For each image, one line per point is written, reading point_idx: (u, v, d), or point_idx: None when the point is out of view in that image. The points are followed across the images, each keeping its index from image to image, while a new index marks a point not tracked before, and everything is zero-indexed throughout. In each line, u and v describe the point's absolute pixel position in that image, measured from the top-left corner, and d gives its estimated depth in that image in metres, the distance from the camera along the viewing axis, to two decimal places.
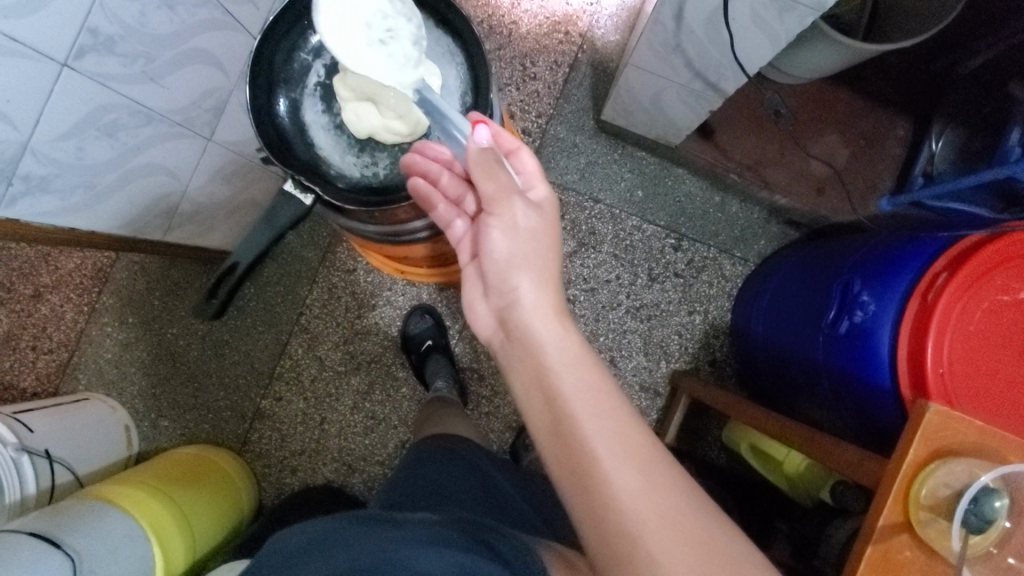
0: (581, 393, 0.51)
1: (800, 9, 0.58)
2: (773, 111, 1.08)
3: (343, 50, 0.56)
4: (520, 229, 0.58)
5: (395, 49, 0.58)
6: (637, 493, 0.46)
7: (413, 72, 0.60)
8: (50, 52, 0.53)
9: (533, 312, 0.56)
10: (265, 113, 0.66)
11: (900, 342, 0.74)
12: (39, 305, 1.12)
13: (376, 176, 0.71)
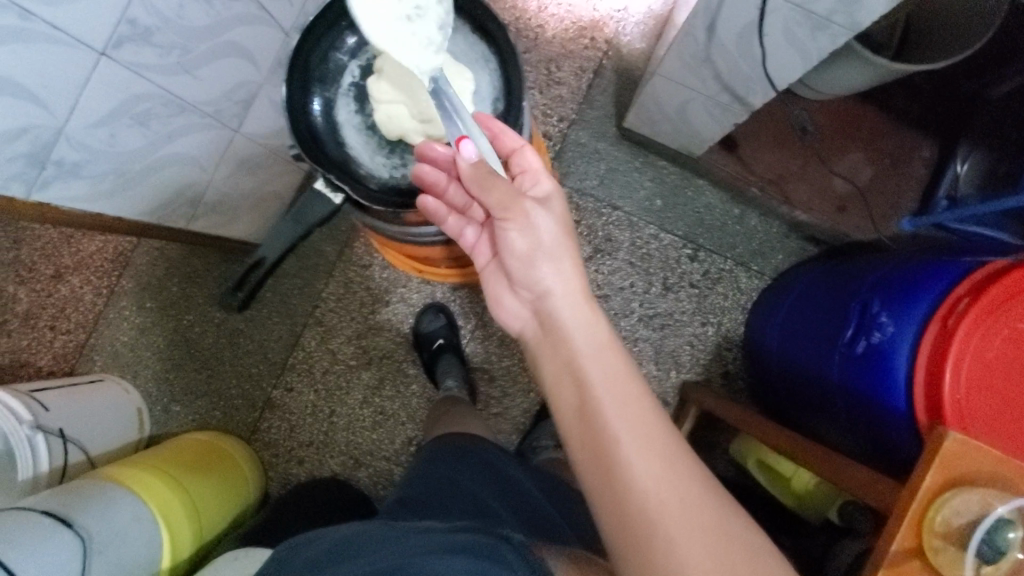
0: (608, 382, 0.51)
1: (834, 28, 0.58)
2: (799, 127, 1.08)
3: (372, 21, 0.58)
4: (540, 229, 0.57)
5: (421, 29, 0.60)
6: (657, 487, 0.46)
7: (433, 58, 0.61)
8: (90, 41, 0.54)
9: (561, 302, 0.56)
10: (299, 112, 0.67)
11: (918, 366, 0.73)
12: (60, 286, 1.14)
13: (405, 178, 0.71)
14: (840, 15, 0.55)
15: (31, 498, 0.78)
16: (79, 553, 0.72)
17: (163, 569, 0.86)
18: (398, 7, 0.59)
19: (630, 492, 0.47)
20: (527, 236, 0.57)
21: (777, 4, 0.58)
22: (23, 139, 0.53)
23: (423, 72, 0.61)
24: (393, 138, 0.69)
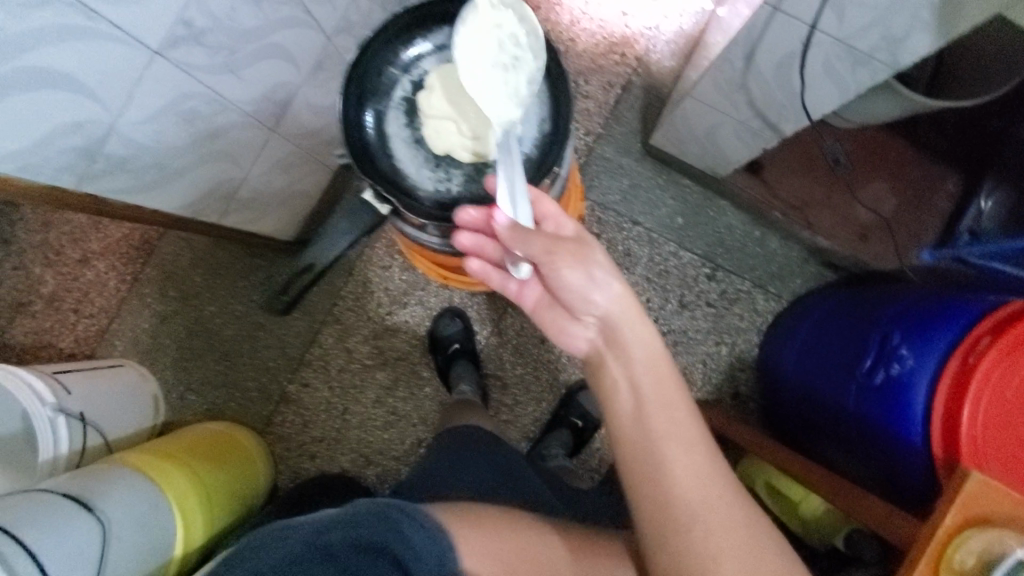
0: (655, 393, 0.58)
1: (875, 64, 0.58)
2: (831, 158, 1.08)
3: (468, 55, 0.61)
4: (586, 262, 0.57)
5: (511, 79, 0.62)
6: (698, 489, 0.54)
7: (514, 109, 0.63)
8: (149, 41, 0.55)
9: (617, 320, 0.59)
10: (353, 125, 0.68)
11: (937, 401, 0.74)
12: (86, 270, 1.16)
13: (449, 192, 0.72)
14: (882, 53, 0.56)
15: (52, 481, 0.79)
16: (99, 539, 0.73)
17: (176, 558, 0.86)
18: (496, 53, 0.62)
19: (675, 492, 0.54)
20: (577, 276, 0.57)
21: (820, 38, 0.59)
22: (78, 134, 0.54)
23: (500, 117, 0.63)
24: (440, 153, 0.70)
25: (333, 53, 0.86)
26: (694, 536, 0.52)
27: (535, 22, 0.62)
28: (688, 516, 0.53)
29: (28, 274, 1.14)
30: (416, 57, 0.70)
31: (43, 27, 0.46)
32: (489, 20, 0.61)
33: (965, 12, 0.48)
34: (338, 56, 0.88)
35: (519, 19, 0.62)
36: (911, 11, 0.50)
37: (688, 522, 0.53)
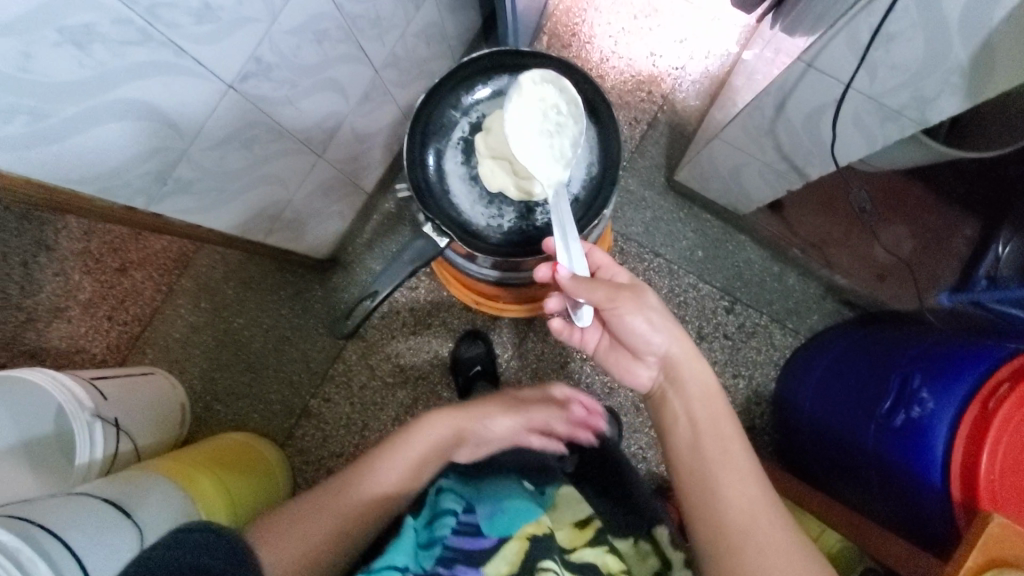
0: (708, 420, 0.67)
1: (903, 120, 0.61)
2: (858, 207, 1.11)
3: (516, 124, 0.67)
4: (646, 308, 0.67)
5: (556, 143, 0.68)
6: (750, 507, 0.60)
7: (561, 171, 0.69)
8: (225, 75, 0.60)
9: (677, 359, 0.69)
10: (416, 163, 0.74)
11: (957, 444, 0.75)
12: (122, 279, 1.20)
13: (500, 228, 0.76)
14: (911, 110, 0.59)
15: (90, 484, 0.81)
16: (133, 544, 0.75)
17: None
18: (542, 121, 0.68)
19: (729, 511, 0.61)
20: (634, 320, 0.67)
21: (852, 94, 0.62)
22: (155, 159, 0.58)
23: (550, 179, 0.69)
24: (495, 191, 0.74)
25: (379, 86, 0.91)
26: (748, 550, 0.58)
27: (574, 91, 0.68)
28: (743, 532, 0.59)
29: (67, 280, 1.18)
30: (475, 100, 0.75)
31: (139, 64, 0.50)
32: (533, 93, 0.68)
33: (992, 79, 0.51)
34: (383, 88, 0.93)
35: (559, 90, 0.68)
36: (941, 76, 0.53)
37: (743, 538, 0.59)
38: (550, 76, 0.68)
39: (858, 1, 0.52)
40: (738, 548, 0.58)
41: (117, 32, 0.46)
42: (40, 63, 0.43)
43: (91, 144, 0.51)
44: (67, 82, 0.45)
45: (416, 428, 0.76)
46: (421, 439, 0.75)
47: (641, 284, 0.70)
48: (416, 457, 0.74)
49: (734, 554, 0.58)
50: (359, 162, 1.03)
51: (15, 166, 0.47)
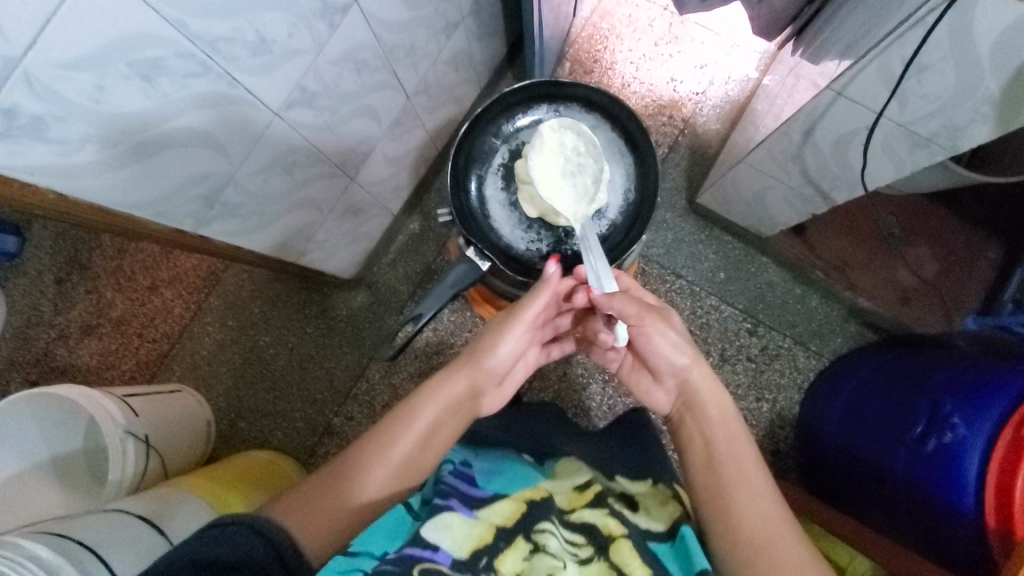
0: (727, 442, 0.65)
1: (934, 147, 0.62)
2: (886, 233, 1.11)
3: (544, 169, 0.71)
4: (670, 333, 0.68)
5: (579, 182, 0.72)
6: (768, 530, 0.59)
7: (586, 208, 0.72)
8: (272, 103, 0.62)
9: (696, 382, 0.69)
10: (457, 189, 0.76)
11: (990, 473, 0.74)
12: (153, 297, 1.22)
13: (540, 252, 0.77)
14: (942, 138, 0.60)
15: (123, 500, 0.81)
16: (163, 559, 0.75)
17: None
18: (563, 164, 0.72)
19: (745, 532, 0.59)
20: (656, 340, 0.67)
21: (883, 122, 0.63)
22: (205, 184, 0.61)
23: (576, 217, 0.72)
24: (533, 216, 0.75)
25: (410, 111, 0.94)
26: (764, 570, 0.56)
27: (592, 135, 0.72)
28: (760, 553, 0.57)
29: (100, 298, 1.21)
30: (516, 129, 0.77)
31: (197, 94, 0.52)
32: (554, 139, 0.71)
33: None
34: (413, 113, 0.95)
35: (577, 134, 0.72)
36: (973, 105, 0.54)
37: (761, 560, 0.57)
38: (568, 122, 0.72)
39: (889, 33, 0.53)
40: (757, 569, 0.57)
41: (180, 65, 0.49)
42: (110, 94, 0.45)
43: (147, 168, 0.53)
44: (134, 112, 0.48)
45: (436, 382, 0.67)
46: (442, 395, 0.66)
47: (667, 308, 0.71)
48: (438, 414, 0.65)
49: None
50: (388, 184, 1.05)
51: (78, 189, 0.49)
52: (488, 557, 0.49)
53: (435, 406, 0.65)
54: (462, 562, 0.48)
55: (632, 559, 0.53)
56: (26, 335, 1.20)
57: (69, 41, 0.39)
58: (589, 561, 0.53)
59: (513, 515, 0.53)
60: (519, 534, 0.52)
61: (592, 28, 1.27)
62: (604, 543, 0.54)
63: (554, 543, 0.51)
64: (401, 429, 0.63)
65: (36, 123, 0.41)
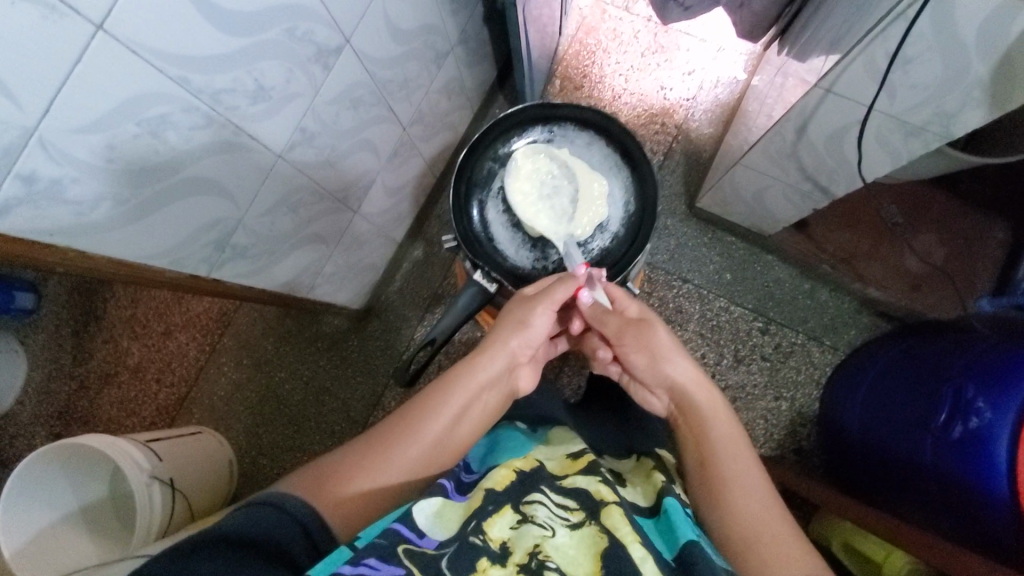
0: (724, 443, 0.64)
1: (927, 135, 0.63)
2: (889, 222, 1.11)
3: (519, 195, 0.75)
4: (654, 342, 0.68)
5: (556, 202, 0.75)
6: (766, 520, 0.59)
7: (567, 225, 0.75)
8: (275, 146, 0.64)
9: (689, 383, 0.67)
10: (461, 216, 0.77)
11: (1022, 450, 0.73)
12: (167, 341, 1.24)
13: (546, 269, 0.78)
14: (935, 125, 0.61)
15: (152, 546, 0.80)
16: None
17: None
18: (539, 187, 0.75)
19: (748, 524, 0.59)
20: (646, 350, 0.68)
21: (873, 114, 0.64)
22: (215, 229, 0.62)
23: (558, 234, 0.75)
24: (536, 235, 0.76)
25: (407, 141, 0.96)
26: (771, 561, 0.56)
27: (562, 155, 0.75)
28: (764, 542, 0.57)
29: (116, 347, 1.23)
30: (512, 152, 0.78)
31: (203, 144, 0.54)
32: (528, 165, 0.75)
33: (1012, 92, 0.52)
34: (410, 142, 0.97)
35: (551, 156, 0.75)
36: (962, 91, 0.55)
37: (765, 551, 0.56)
38: (539, 147, 0.75)
39: (872, 28, 0.54)
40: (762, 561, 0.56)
41: (185, 119, 0.51)
42: (121, 153, 0.46)
43: (157, 214, 0.54)
44: (144, 166, 0.49)
45: (468, 363, 0.67)
46: (474, 377, 0.66)
47: (653, 317, 0.70)
48: (468, 396, 0.65)
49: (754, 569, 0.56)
50: (390, 214, 1.07)
51: (94, 245, 0.50)
52: (474, 521, 0.50)
53: (466, 388, 0.65)
54: (450, 537, 0.49)
55: (622, 523, 0.52)
56: (47, 389, 1.22)
57: (80, 105, 0.41)
58: (580, 524, 0.52)
59: (503, 484, 0.55)
60: (506, 504, 0.53)
61: (578, 44, 1.30)
62: (596, 507, 0.54)
63: (542, 513, 0.52)
64: (431, 408, 0.63)
65: (54, 187, 0.43)
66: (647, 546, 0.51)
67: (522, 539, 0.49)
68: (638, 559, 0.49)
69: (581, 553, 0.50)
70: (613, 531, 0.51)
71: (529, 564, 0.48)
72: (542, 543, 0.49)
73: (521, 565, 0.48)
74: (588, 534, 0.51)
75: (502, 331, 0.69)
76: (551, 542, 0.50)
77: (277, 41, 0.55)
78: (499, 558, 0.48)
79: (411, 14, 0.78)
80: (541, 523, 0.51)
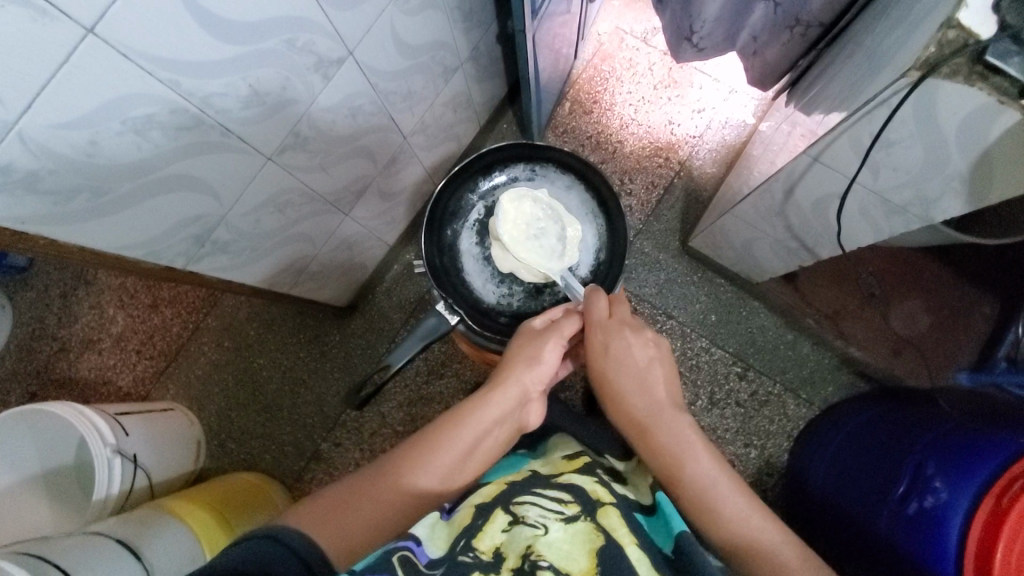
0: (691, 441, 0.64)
1: (909, 215, 0.63)
2: (869, 291, 1.01)
3: (509, 240, 0.75)
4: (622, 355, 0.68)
5: (544, 243, 0.76)
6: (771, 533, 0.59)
7: (559, 262, 0.76)
8: (266, 149, 0.65)
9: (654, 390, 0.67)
10: (434, 243, 0.78)
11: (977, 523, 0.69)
12: (152, 315, 1.25)
13: (510, 306, 0.79)
14: (916, 208, 0.61)
15: (105, 523, 0.79)
16: None
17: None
18: (525, 232, 0.75)
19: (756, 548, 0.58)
20: (622, 357, 0.67)
21: (856, 188, 0.64)
22: (195, 224, 0.63)
23: (554, 272, 0.76)
24: (504, 271, 0.78)
25: (407, 150, 0.97)
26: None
27: (543, 195, 0.76)
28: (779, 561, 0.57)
29: (101, 314, 1.25)
30: (493, 186, 0.80)
31: (189, 144, 0.55)
32: (514, 210, 0.75)
33: (990, 188, 0.53)
34: (411, 151, 0.98)
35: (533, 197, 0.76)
36: (942, 181, 0.55)
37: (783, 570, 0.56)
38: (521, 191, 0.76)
39: (857, 109, 0.55)
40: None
41: (172, 119, 0.51)
42: (102, 148, 0.48)
43: (130, 198, 0.54)
44: (123, 161, 0.50)
45: (480, 398, 0.64)
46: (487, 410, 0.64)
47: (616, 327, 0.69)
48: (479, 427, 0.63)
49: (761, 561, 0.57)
50: (384, 218, 1.08)
51: (59, 228, 0.51)
52: (465, 539, 0.51)
53: (477, 423, 0.63)
54: (443, 554, 0.50)
55: (619, 524, 0.52)
56: (29, 348, 1.23)
57: (63, 103, 0.42)
58: (575, 518, 0.52)
59: (495, 493, 0.58)
60: (499, 509, 0.54)
61: (592, 70, 1.30)
62: (591, 506, 0.54)
63: (534, 512, 0.52)
64: (440, 442, 0.61)
65: (30, 178, 0.44)
66: (645, 545, 0.51)
67: (515, 543, 0.49)
68: (636, 559, 0.48)
69: (577, 549, 0.48)
70: (611, 531, 0.51)
71: (522, 565, 0.46)
72: (534, 543, 0.48)
73: (515, 569, 0.46)
74: (582, 532, 0.50)
75: (515, 366, 0.66)
76: (544, 540, 0.48)
77: (275, 51, 0.56)
78: (493, 567, 0.47)
79: (422, 31, 0.78)
80: (534, 523, 0.50)
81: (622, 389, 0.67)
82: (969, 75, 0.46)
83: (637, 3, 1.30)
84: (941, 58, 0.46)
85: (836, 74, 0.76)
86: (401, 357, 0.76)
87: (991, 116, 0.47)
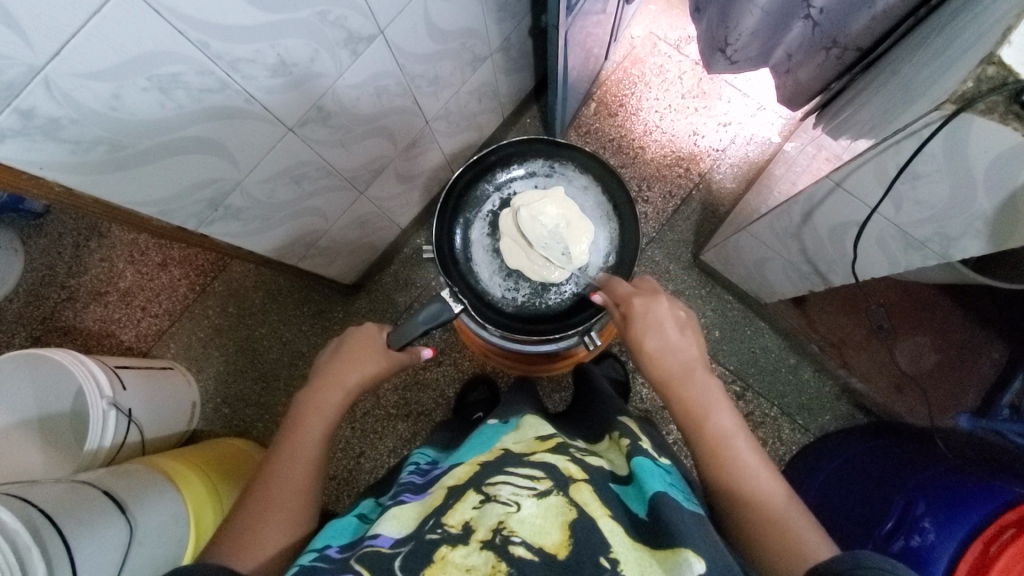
0: (711, 399, 0.60)
1: (927, 250, 0.62)
2: (877, 324, 1.02)
3: (516, 245, 0.78)
4: (649, 313, 0.66)
5: (552, 247, 0.77)
6: (781, 502, 0.52)
7: (569, 261, 0.78)
8: (286, 120, 0.65)
9: (678, 343, 0.64)
10: (446, 231, 0.78)
11: (964, 563, 0.69)
12: (161, 274, 1.26)
13: (513, 301, 0.79)
14: (934, 244, 0.60)
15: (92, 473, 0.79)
16: (122, 539, 0.71)
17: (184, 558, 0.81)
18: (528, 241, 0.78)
19: (758, 507, 0.52)
20: (651, 310, 0.66)
21: (876, 218, 0.63)
22: (211, 187, 0.64)
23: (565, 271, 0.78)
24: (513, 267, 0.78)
25: (427, 135, 0.96)
26: (795, 548, 0.48)
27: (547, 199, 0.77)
28: (781, 524, 0.50)
29: (111, 268, 1.26)
30: (508, 179, 0.80)
31: (210, 107, 0.55)
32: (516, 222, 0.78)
33: (1015, 236, 0.52)
34: (432, 136, 0.98)
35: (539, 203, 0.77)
36: (964, 220, 0.55)
37: (782, 531, 0.49)
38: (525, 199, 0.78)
39: (887, 138, 0.54)
40: (784, 552, 0.48)
41: (198, 81, 0.52)
42: (127, 102, 0.48)
43: (147, 156, 0.54)
44: (146, 118, 0.51)
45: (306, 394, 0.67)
46: (314, 395, 0.66)
47: (656, 290, 0.69)
48: (318, 408, 0.65)
49: (764, 530, 0.50)
50: (397, 200, 1.08)
51: (69, 177, 0.51)
52: (434, 518, 0.45)
53: (301, 405, 0.66)
54: (407, 534, 0.45)
55: (592, 500, 0.48)
56: (37, 294, 1.24)
57: (93, 55, 0.42)
58: (548, 493, 0.46)
59: (466, 475, 0.52)
60: (471, 489, 0.48)
61: (622, 72, 1.29)
62: (564, 482, 0.49)
63: (506, 490, 0.46)
64: (277, 439, 0.63)
65: (51, 124, 0.45)
66: (616, 516, 0.47)
67: (485, 518, 0.43)
68: (608, 531, 0.44)
69: (550, 522, 0.43)
70: (583, 504, 0.46)
71: (493, 539, 0.41)
72: (506, 519, 0.43)
73: (485, 542, 0.41)
74: (555, 504, 0.45)
75: (331, 361, 0.70)
76: (516, 517, 0.43)
77: (307, 23, 0.55)
78: (461, 539, 0.42)
79: (454, 17, 0.77)
80: (506, 500, 0.45)
81: (647, 340, 0.65)
82: (1004, 114, 0.45)
83: (673, 9, 1.29)
84: (978, 94, 0.45)
85: (869, 101, 0.74)
86: (399, 340, 0.70)
87: (1021, 159, 0.46)
